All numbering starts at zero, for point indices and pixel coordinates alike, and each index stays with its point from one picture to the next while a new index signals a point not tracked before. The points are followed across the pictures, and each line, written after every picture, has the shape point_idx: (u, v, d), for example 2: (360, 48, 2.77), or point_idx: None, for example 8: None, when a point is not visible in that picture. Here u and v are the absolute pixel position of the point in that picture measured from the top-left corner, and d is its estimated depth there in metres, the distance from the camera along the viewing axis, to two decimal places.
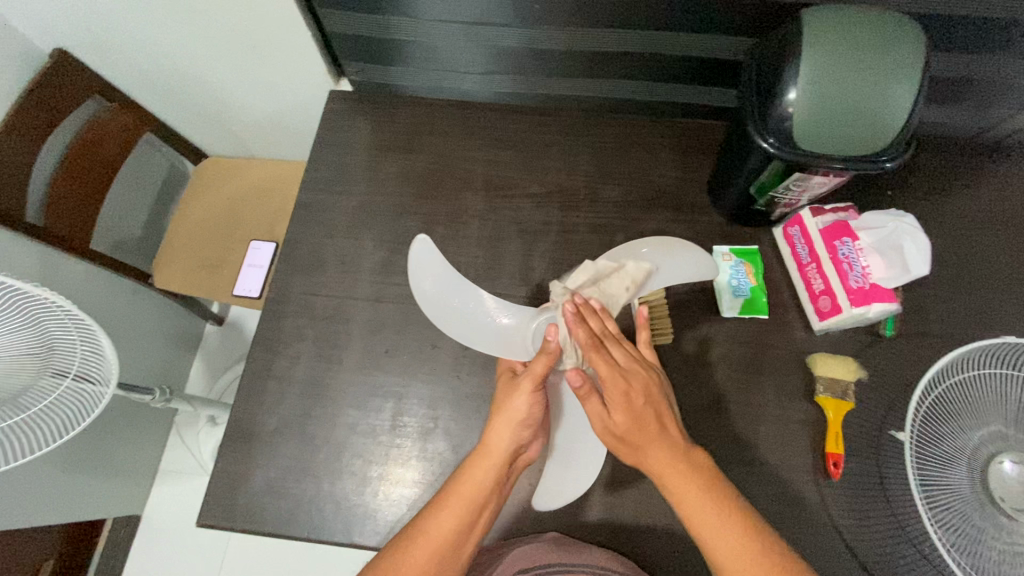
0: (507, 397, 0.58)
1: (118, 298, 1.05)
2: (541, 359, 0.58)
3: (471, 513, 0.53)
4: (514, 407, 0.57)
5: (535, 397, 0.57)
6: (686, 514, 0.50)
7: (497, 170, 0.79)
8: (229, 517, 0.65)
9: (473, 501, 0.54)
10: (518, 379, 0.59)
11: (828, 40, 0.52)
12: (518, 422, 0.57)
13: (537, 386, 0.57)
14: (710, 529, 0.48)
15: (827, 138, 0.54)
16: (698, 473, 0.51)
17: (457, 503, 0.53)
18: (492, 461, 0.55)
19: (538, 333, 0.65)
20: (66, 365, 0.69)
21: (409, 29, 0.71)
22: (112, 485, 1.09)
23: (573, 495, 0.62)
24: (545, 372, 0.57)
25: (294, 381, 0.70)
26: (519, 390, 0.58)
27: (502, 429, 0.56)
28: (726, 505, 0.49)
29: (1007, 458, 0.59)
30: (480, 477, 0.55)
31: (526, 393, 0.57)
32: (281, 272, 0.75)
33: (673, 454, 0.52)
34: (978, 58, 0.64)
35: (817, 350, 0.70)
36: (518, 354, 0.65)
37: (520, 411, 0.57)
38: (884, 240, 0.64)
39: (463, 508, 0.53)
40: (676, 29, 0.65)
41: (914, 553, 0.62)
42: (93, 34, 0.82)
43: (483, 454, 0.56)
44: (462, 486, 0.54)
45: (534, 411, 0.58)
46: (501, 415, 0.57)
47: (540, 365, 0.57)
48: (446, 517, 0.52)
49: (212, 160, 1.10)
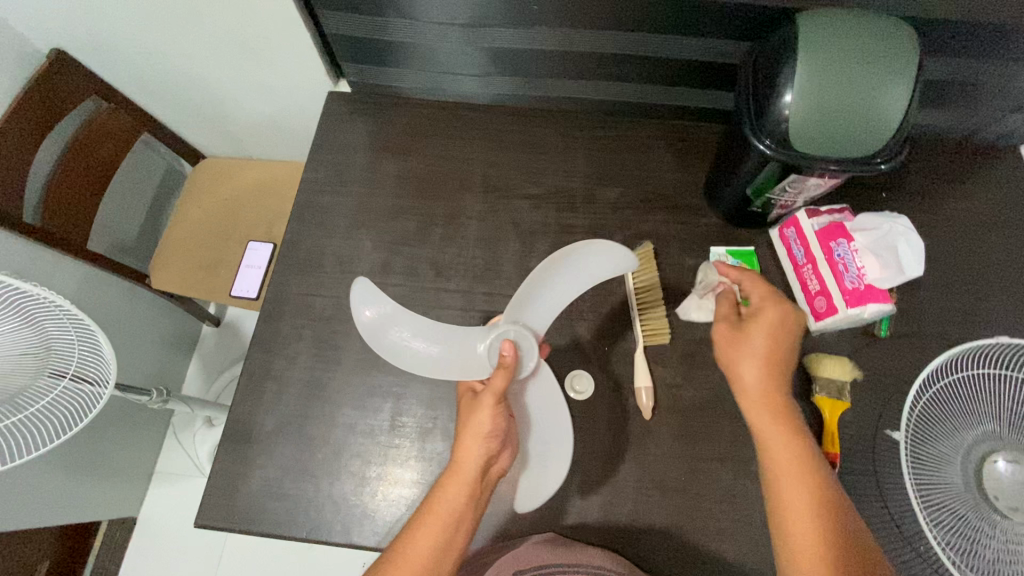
0: (470, 414, 0.58)
1: (114, 299, 1.04)
2: (500, 374, 0.59)
3: (448, 530, 0.53)
4: (479, 421, 0.57)
5: (496, 411, 0.58)
6: (775, 462, 0.54)
7: (495, 171, 0.79)
8: (226, 517, 0.65)
9: (449, 518, 0.54)
10: (480, 396, 0.59)
11: (824, 43, 0.53)
12: (484, 436, 0.56)
13: (498, 401, 0.58)
14: (789, 482, 0.52)
15: (824, 140, 0.55)
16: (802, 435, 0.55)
17: (433, 522, 0.53)
18: (463, 479, 0.55)
19: (492, 348, 0.64)
20: (64, 365, 0.69)
21: (407, 31, 0.71)
22: (108, 487, 1.08)
23: (549, 493, 0.62)
24: (504, 386, 0.59)
25: (292, 382, 0.70)
26: (483, 405, 0.58)
27: (470, 444, 0.56)
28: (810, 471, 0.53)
29: (1001, 457, 0.60)
30: (450, 493, 0.55)
31: (488, 408, 0.58)
32: (279, 272, 0.75)
33: (770, 398, 0.56)
34: (971, 62, 0.65)
35: (813, 351, 0.70)
36: (477, 372, 0.64)
37: (485, 425, 0.57)
38: (880, 240, 0.65)
39: (439, 526, 0.53)
40: (673, 32, 0.66)
41: (910, 551, 0.62)
42: (90, 34, 0.82)
43: (454, 472, 0.56)
44: (438, 505, 0.54)
45: (499, 424, 0.58)
46: (467, 431, 0.57)
47: (499, 381, 0.59)
48: (424, 536, 0.53)
49: (210, 161, 1.10)
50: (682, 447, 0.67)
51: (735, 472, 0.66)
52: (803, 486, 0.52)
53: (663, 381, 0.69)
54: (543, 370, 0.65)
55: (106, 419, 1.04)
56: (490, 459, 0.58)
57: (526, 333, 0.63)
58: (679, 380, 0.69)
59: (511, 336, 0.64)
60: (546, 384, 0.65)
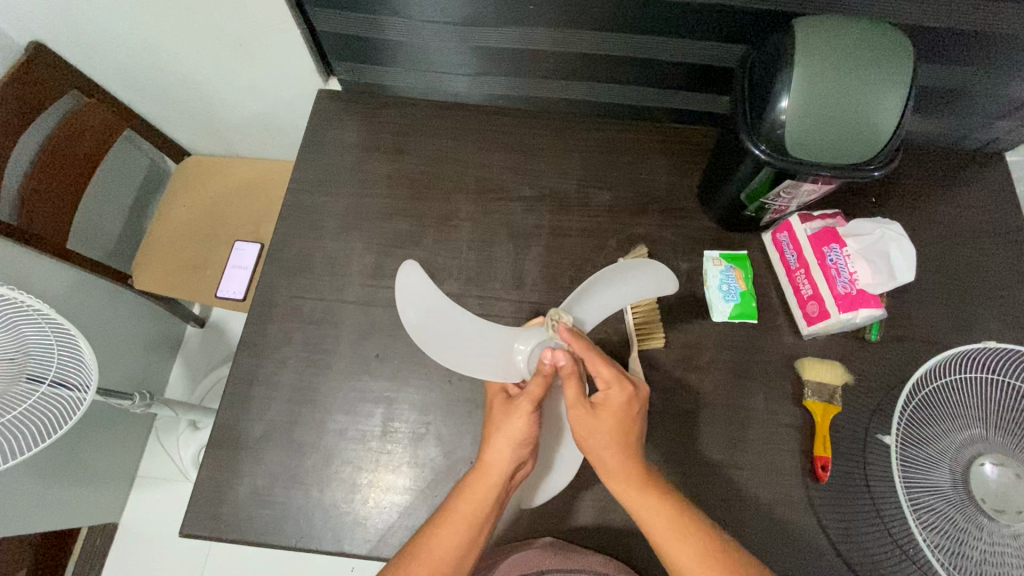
0: (505, 417, 0.57)
1: (95, 299, 1.02)
2: (537, 380, 0.57)
3: (472, 532, 0.53)
4: (512, 426, 0.56)
5: (532, 418, 0.56)
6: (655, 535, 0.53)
7: (488, 173, 0.78)
8: (214, 526, 0.63)
9: (473, 521, 0.53)
10: (516, 399, 0.58)
11: (821, 50, 0.53)
12: (516, 440, 0.56)
13: (535, 408, 0.56)
14: (673, 549, 0.51)
15: (818, 147, 0.55)
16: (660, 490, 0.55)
17: (456, 523, 0.53)
18: (491, 481, 0.55)
19: (532, 354, 0.64)
20: (42, 370, 0.66)
21: (401, 30, 0.70)
22: (88, 492, 1.06)
23: (557, 490, 0.63)
24: (543, 394, 0.57)
25: (281, 386, 0.69)
26: (518, 410, 0.57)
27: (501, 446, 0.56)
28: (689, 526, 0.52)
29: (989, 461, 0.61)
30: (478, 497, 0.54)
31: (524, 413, 0.56)
32: (267, 275, 0.73)
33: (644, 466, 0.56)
34: (961, 69, 0.66)
35: (804, 355, 0.71)
36: (515, 378, 0.64)
37: (519, 430, 0.56)
38: (873, 247, 0.65)
39: (464, 526, 0.53)
40: (670, 35, 0.65)
41: (899, 554, 0.63)
42: (72, 27, 0.79)
43: (482, 473, 0.55)
44: (463, 506, 0.54)
45: (532, 431, 0.57)
46: (499, 433, 0.56)
47: (536, 387, 0.57)
48: (448, 538, 0.52)
49: (194, 160, 1.08)
50: (675, 451, 0.67)
51: (729, 476, 0.66)
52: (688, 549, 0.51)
53: (657, 385, 0.69)
54: None
55: (86, 423, 1.01)
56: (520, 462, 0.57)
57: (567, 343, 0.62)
58: (674, 383, 0.69)
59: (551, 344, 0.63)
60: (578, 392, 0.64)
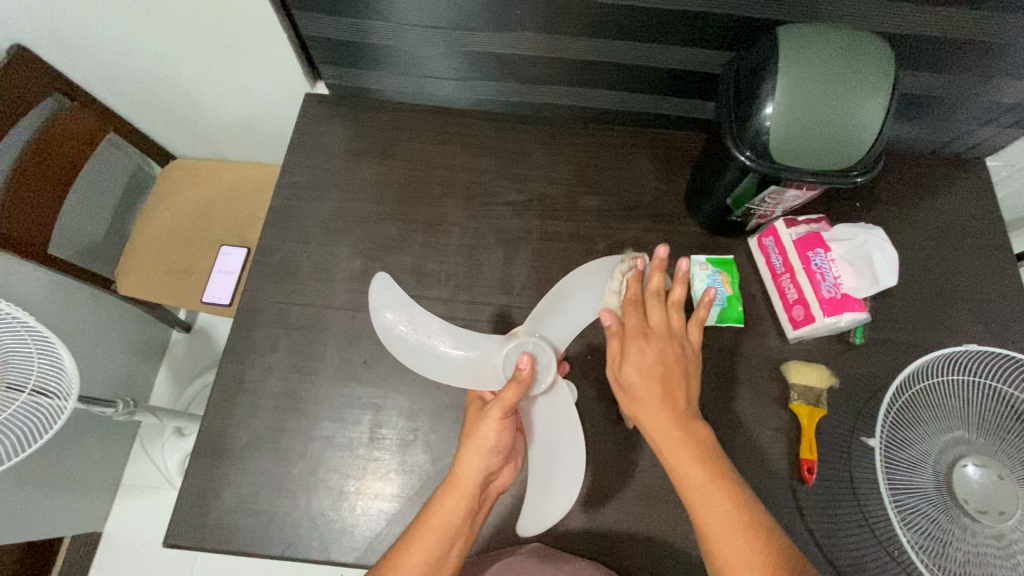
0: (475, 425, 0.58)
1: (78, 305, 1.00)
2: (512, 387, 0.58)
3: (444, 543, 0.53)
4: (482, 434, 0.57)
5: (502, 425, 0.57)
6: (681, 479, 0.53)
7: (477, 177, 0.78)
8: (198, 536, 0.62)
9: (445, 531, 0.53)
10: (487, 407, 0.58)
11: (804, 57, 0.53)
12: (487, 449, 0.56)
13: (506, 414, 0.57)
14: (698, 492, 0.51)
15: (803, 153, 0.55)
16: (692, 439, 0.54)
17: (426, 536, 0.52)
18: (463, 491, 0.55)
19: (509, 359, 0.66)
20: (22, 379, 0.65)
21: (388, 34, 0.70)
22: (70, 501, 1.04)
23: (561, 514, 0.61)
24: (515, 400, 0.57)
25: (267, 393, 0.68)
26: (488, 418, 0.57)
27: (470, 457, 0.56)
28: (716, 473, 0.52)
29: (971, 462, 0.62)
30: (450, 508, 0.54)
31: (494, 421, 0.57)
32: (253, 280, 0.73)
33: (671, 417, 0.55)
34: (942, 77, 0.67)
35: (791, 359, 0.71)
36: (490, 383, 0.66)
37: (489, 438, 0.56)
38: (856, 251, 0.66)
39: (434, 540, 0.52)
40: (656, 41, 0.66)
41: (884, 555, 0.64)
42: (53, 30, 0.78)
43: (453, 483, 0.55)
44: (434, 518, 0.53)
45: (502, 439, 0.57)
46: (469, 443, 0.57)
47: (508, 394, 0.58)
48: (418, 551, 0.52)
49: (177, 164, 1.07)
50: None
51: None
52: (714, 495, 0.51)
53: None
54: (559, 390, 0.65)
55: (67, 430, 1.00)
56: (490, 473, 0.57)
57: (544, 346, 0.66)
58: None
59: (528, 349, 0.66)
60: (559, 402, 0.65)
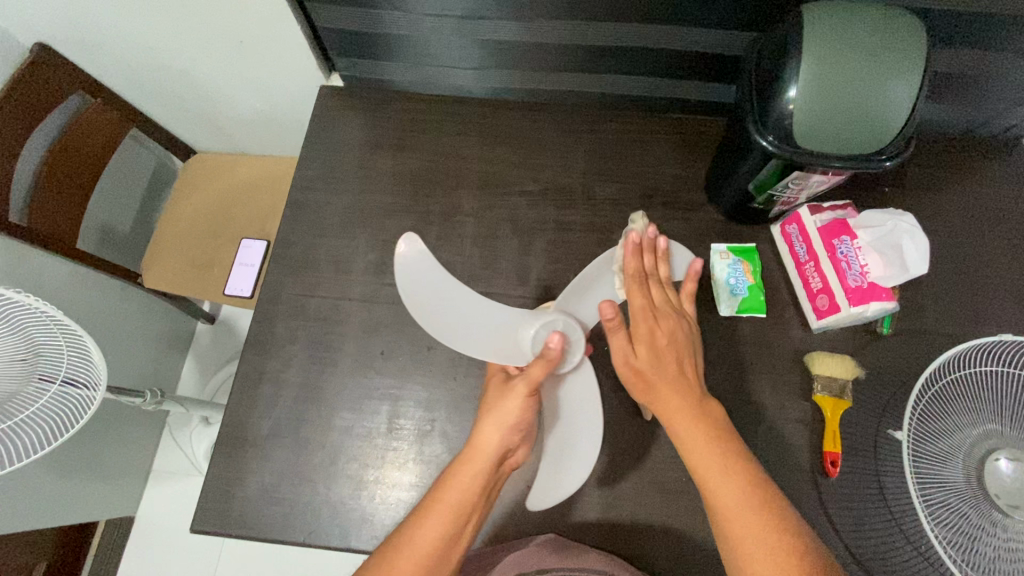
0: (499, 399, 0.58)
1: (106, 298, 1.03)
2: (539, 364, 0.58)
3: (458, 519, 0.52)
4: (506, 409, 0.57)
5: (528, 402, 0.57)
6: (697, 464, 0.51)
7: (492, 167, 0.78)
8: (224, 523, 0.64)
9: (459, 506, 0.52)
10: (514, 383, 0.59)
11: (829, 37, 0.51)
12: (508, 425, 0.56)
13: (532, 391, 0.57)
14: (718, 479, 0.50)
15: (828, 136, 0.53)
16: (711, 424, 0.53)
17: (441, 510, 0.52)
18: (479, 465, 0.54)
19: (537, 338, 0.64)
20: (54, 370, 0.67)
21: (403, 24, 0.69)
22: (104, 487, 1.08)
23: (570, 491, 0.61)
24: (542, 377, 0.57)
25: (288, 384, 0.69)
26: (515, 393, 0.58)
27: (491, 430, 0.56)
28: (735, 459, 0.51)
29: (1003, 455, 0.59)
30: (466, 481, 0.54)
31: (520, 397, 0.57)
32: (273, 273, 0.74)
33: (687, 397, 0.55)
34: (976, 55, 0.64)
35: (814, 349, 0.69)
36: (515, 359, 0.64)
37: (511, 413, 0.56)
38: (884, 238, 0.64)
39: (447, 514, 0.52)
40: (674, 23, 0.64)
41: (910, 551, 0.62)
42: (75, 28, 0.79)
43: (471, 458, 0.55)
44: (448, 493, 0.53)
45: (526, 416, 0.57)
46: (490, 417, 0.57)
47: (535, 369, 0.58)
48: (432, 527, 0.51)
49: (199, 158, 1.08)
50: None
51: None
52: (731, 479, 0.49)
53: None
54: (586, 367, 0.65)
55: (99, 419, 1.03)
56: (509, 449, 0.57)
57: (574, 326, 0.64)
58: None
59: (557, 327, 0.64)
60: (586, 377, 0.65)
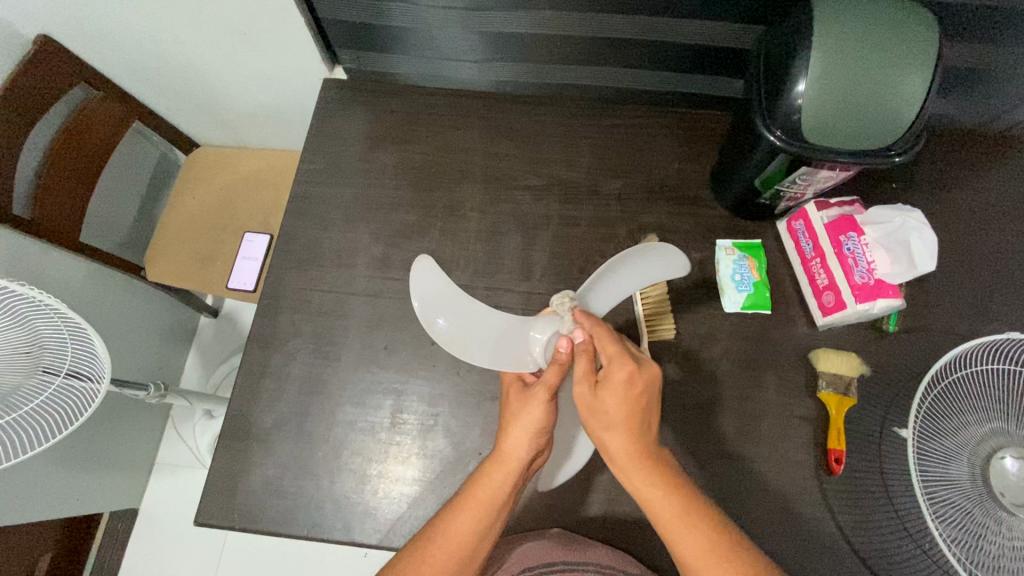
0: (521, 405, 0.56)
1: (110, 291, 1.03)
2: (553, 368, 0.56)
3: (488, 519, 0.52)
4: (529, 414, 0.55)
5: (548, 407, 0.55)
6: (658, 521, 0.49)
7: (496, 161, 0.77)
8: (227, 516, 0.64)
9: (490, 506, 0.52)
10: (532, 388, 0.56)
11: (839, 31, 0.50)
12: (535, 430, 0.54)
13: (552, 396, 0.55)
14: (679, 542, 0.48)
15: (838, 131, 0.53)
16: (670, 476, 0.51)
17: (473, 508, 0.52)
18: (511, 468, 0.53)
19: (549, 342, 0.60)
20: (57, 363, 0.67)
21: (406, 16, 0.69)
22: (108, 479, 1.08)
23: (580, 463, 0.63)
24: (558, 381, 0.55)
25: (292, 378, 0.69)
26: (535, 400, 0.55)
27: (518, 436, 0.54)
28: (692, 514, 0.49)
29: (1008, 454, 0.58)
30: (497, 482, 0.53)
31: (540, 403, 0.55)
32: (276, 267, 0.73)
33: (645, 450, 0.52)
34: (987, 48, 0.63)
35: (819, 346, 0.69)
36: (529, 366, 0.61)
37: (536, 418, 0.54)
38: (892, 235, 0.63)
39: (479, 512, 0.51)
40: (681, 16, 0.63)
41: (915, 549, 0.62)
42: (77, 19, 0.79)
43: (500, 460, 0.54)
44: (479, 492, 0.52)
45: (551, 420, 0.55)
46: (517, 421, 0.55)
47: (551, 374, 0.56)
48: (465, 519, 0.51)
49: (202, 151, 1.08)
50: (683, 443, 0.66)
51: (738, 467, 0.65)
52: (692, 537, 0.48)
53: (668, 378, 0.68)
54: None
55: (103, 412, 1.03)
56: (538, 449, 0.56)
57: None
58: (683, 375, 0.68)
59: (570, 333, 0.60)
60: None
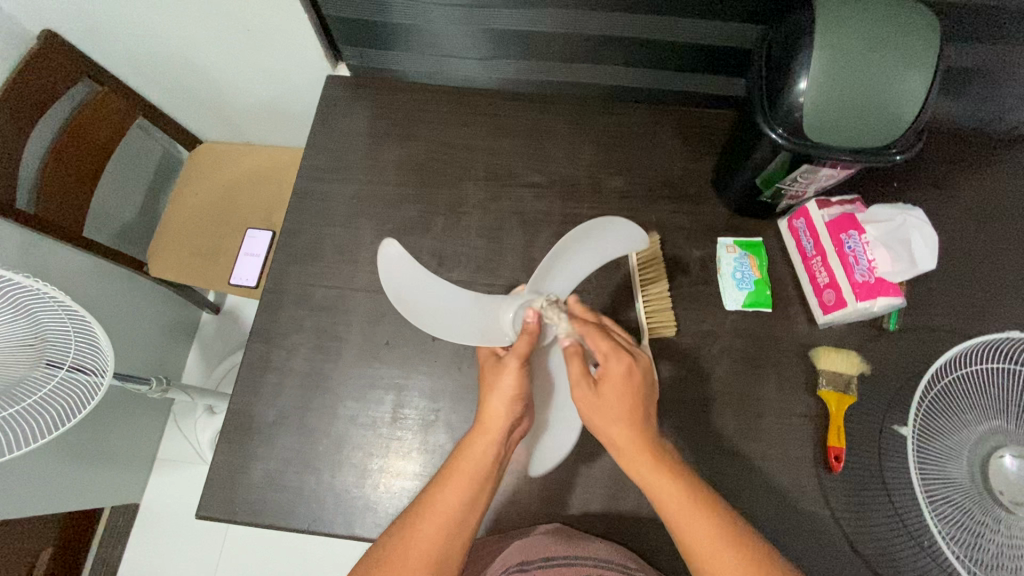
0: (496, 375, 0.56)
1: (112, 287, 1.03)
2: (524, 337, 0.56)
3: (473, 489, 0.52)
4: (504, 382, 0.55)
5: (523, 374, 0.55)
6: (661, 504, 0.50)
7: (498, 158, 0.77)
8: (229, 509, 0.65)
9: (476, 476, 0.52)
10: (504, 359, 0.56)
11: (840, 30, 0.51)
12: (512, 397, 0.54)
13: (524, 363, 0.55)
14: (684, 522, 0.49)
15: (839, 129, 0.53)
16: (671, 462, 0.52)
17: (459, 478, 0.52)
18: (492, 435, 0.53)
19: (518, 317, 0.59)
20: (61, 356, 0.68)
21: (409, 13, 0.69)
22: (110, 474, 1.09)
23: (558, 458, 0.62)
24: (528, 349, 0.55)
25: (294, 372, 0.69)
26: (507, 368, 0.55)
27: (497, 403, 0.54)
28: (694, 496, 0.50)
29: (1008, 454, 0.59)
30: (480, 451, 0.53)
31: (512, 369, 0.55)
32: (279, 262, 0.74)
33: (647, 439, 0.52)
34: (989, 48, 0.63)
35: (819, 344, 0.69)
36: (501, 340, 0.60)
37: (511, 386, 0.54)
38: (893, 233, 0.63)
39: (465, 482, 0.52)
40: (684, 15, 0.64)
41: (913, 546, 0.62)
42: (80, 14, 0.79)
43: (482, 427, 0.54)
44: (466, 463, 0.53)
45: (526, 386, 0.55)
46: (493, 391, 0.55)
47: (523, 343, 0.55)
48: (453, 491, 0.52)
49: (206, 147, 1.08)
50: (682, 440, 0.66)
51: (738, 464, 0.65)
52: (695, 516, 0.49)
53: (668, 375, 0.68)
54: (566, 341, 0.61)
55: (104, 407, 1.04)
56: (519, 416, 0.55)
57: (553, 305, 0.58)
58: (683, 372, 0.68)
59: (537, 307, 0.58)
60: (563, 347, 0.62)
